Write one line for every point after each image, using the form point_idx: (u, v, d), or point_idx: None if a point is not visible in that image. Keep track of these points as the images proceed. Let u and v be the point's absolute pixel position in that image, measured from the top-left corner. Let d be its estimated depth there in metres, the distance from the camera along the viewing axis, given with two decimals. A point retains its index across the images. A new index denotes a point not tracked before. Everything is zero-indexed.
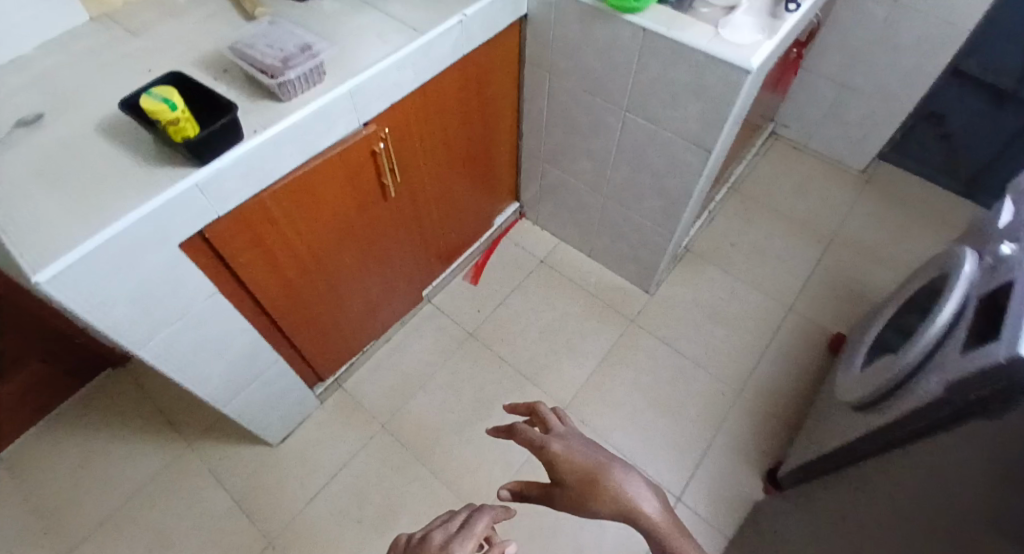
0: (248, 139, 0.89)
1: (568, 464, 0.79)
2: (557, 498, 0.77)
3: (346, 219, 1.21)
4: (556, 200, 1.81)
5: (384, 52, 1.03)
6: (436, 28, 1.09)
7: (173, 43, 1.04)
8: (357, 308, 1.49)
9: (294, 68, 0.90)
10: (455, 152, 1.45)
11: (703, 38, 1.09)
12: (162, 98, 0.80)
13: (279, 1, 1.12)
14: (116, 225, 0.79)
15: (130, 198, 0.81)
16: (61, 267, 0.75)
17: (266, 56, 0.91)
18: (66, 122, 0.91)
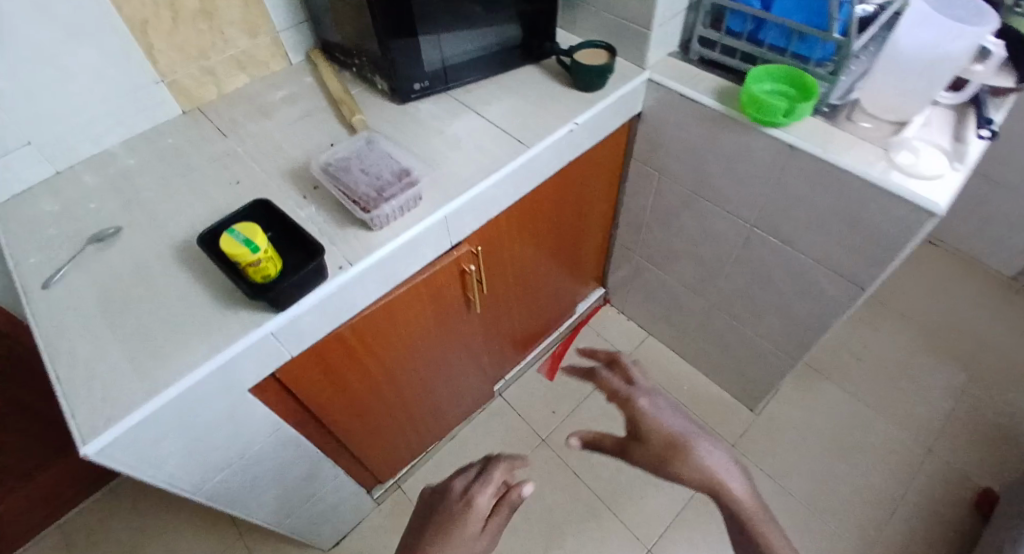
0: (333, 277, 0.78)
1: (650, 417, 0.67)
2: (632, 453, 0.65)
3: (426, 335, 1.08)
4: (648, 297, 1.63)
5: (486, 169, 0.93)
6: (542, 141, 0.98)
7: (261, 147, 0.96)
8: (426, 414, 1.35)
9: (390, 200, 0.81)
10: (544, 252, 1.31)
11: (870, 164, 0.91)
12: (241, 238, 0.70)
13: (377, 104, 1.03)
14: (180, 382, 0.68)
15: (195, 345, 0.71)
16: (113, 437, 0.65)
17: (359, 183, 0.83)
18: (140, 239, 0.82)
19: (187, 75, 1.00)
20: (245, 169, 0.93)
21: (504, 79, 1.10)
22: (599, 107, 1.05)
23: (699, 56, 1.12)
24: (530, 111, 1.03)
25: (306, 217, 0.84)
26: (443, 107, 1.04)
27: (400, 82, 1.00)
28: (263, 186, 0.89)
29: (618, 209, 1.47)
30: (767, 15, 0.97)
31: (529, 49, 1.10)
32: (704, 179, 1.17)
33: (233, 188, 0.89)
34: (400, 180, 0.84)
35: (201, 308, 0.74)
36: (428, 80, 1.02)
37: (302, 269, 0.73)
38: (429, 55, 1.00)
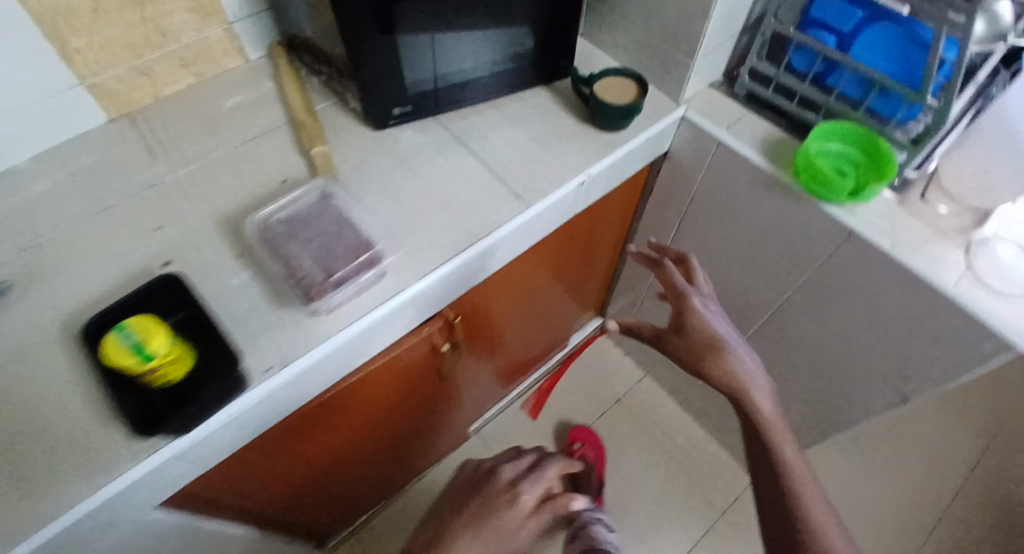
0: (257, 383, 0.62)
1: (700, 324, 0.78)
2: (670, 346, 0.80)
3: (387, 409, 0.92)
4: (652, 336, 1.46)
5: (472, 235, 0.75)
6: (541, 202, 0.80)
7: (199, 180, 0.78)
8: (390, 470, 1.19)
9: (340, 286, 0.65)
10: (532, 298, 1.14)
11: (947, 272, 0.75)
12: (132, 341, 0.56)
13: (349, 130, 0.85)
14: (53, 526, 0.53)
15: (82, 473, 0.56)
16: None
17: (304, 256, 0.65)
18: (32, 307, 0.66)
19: (116, 75, 0.80)
20: (174, 213, 0.75)
21: (508, 105, 0.91)
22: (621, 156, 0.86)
23: (747, 91, 0.92)
24: (534, 154, 0.85)
25: (237, 289, 0.67)
26: (428, 139, 0.85)
27: (374, 105, 0.81)
28: (193, 240, 0.72)
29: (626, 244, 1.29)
30: (844, 59, 0.77)
31: (540, 69, 0.90)
32: (735, 237, 0.99)
33: (157, 239, 0.73)
34: (357, 258, 0.67)
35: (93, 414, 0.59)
36: (410, 102, 0.83)
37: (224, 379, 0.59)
38: (412, 70, 0.80)
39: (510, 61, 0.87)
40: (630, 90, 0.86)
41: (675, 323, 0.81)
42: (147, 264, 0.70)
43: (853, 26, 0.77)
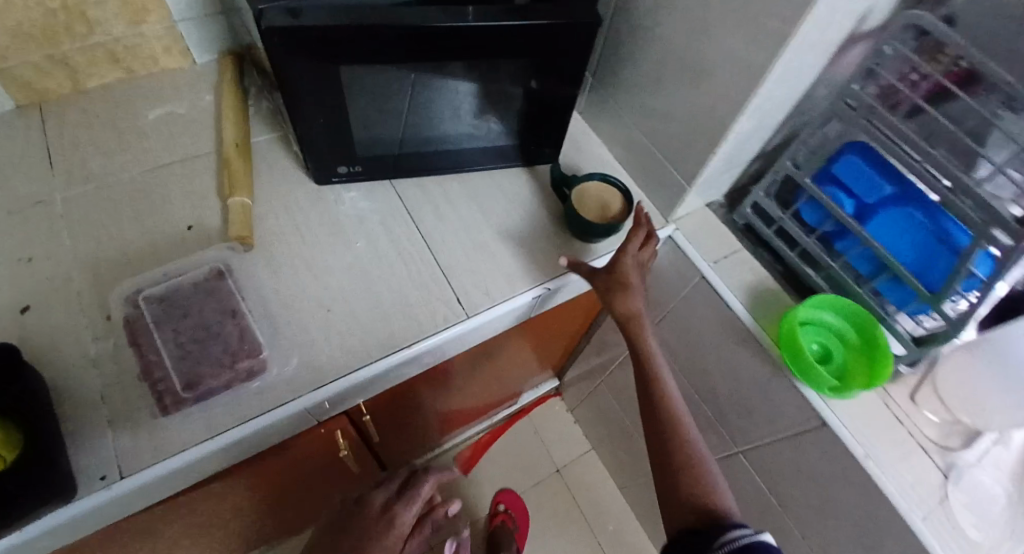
0: (91, 493, 0.53)
1: (632, 266, 0.69)
2: (594, 278, 0.69)
3: (271, 492, 0.81)
4: (600, 417, 1.36)
5: (383, 344, 0.64)
6: (486, 312, 0.70)
7: (91, 207, 0.67)
8: (283, 529, 1.07)
9: (202, 394, 0.55)
10: (471, 377, 1.03)
11: (918, 500, 0.64)
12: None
13: (285, 177, 0.73)
14: None
15: None
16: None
17: (167, 347, 0.55)
18: None
19: (24, 62, 0.67)
20: (50, 245, 0.64)
21: (477, 181, 0.80)
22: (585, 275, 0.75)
23: (745, 221, 0.80)
24: (489, 250, 0.74)
25: (101, 370, 0.58)
26: (373, 206, 0.74)
27: (314, 159, 0.69)
28: (63, 288, 0.62)
29: (590, 327, 1.20)
30: (857, 232, 0.66)
31: (521, 150, 0.78)
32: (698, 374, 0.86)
33: (22, 277, 0.62)
34: (231, 366, 0.56)
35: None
36: (361, 164, 0.72)
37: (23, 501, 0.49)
38: (365, 131, 0.68)
39: (486, 137, 0.76)
40: (612, 208, 0.75)
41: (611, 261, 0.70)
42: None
43: (878, 200, 0.66)
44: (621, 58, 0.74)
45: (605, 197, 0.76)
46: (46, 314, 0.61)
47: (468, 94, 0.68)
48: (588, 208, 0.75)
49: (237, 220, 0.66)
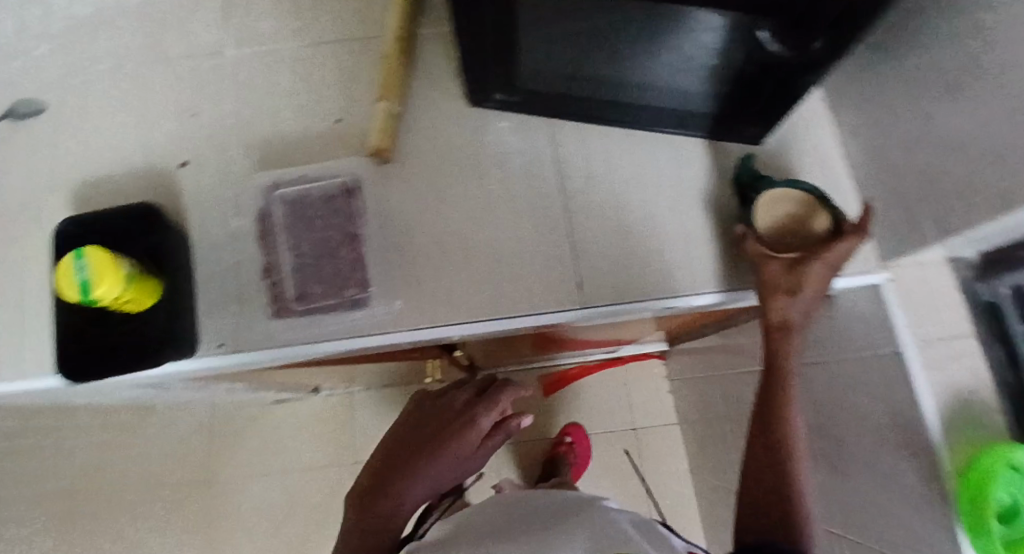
0: (205, 357, 0.56)
1: (819, 273, 0.54)
2: (766, 269, 0.56)
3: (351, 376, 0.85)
4: (695, 400, 1.26)
5: (477, 309, 0.58)
6: (612, 307, 0.60)
7: (255, 71, 0.65)
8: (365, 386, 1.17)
9: (309, 307, 0.54)
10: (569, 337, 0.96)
11: None
12: (83, 277, 0.48)
13: (441, 88, 0.65)
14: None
15: (25, 362, 0.57)
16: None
17: (287, 251, 0.54)
18: (47, 156, 0.62)
19: None
20: (215, 101, 0.63)
21: (650, 145, 0.65)
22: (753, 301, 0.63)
23: (990, 297, 0.55)
24: (637, 236, 0.62)
25: (234, 244, 0.58)
26: (524, 146, 0.64)
27: (470, 77, 0.60)
28: (218, 151, 0.61)
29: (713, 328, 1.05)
30: None
31: (713, 120, 0.62)
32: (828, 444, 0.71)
33: (184, 130, 0.62)
34: (338, 293, 0.54)
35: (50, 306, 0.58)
36: (519, 94, 0.62)
37: (140, 364, 0.52)
38: (533, 60, 0.56)
39: (678, 97, 0.60)
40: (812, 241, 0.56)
41: (796, 256, 0.55)
42: (161, 161, 0.61)
43: None
44: (906, 33, 0.51)
45: (809, 223, 0.57)
46: (201, 171, 0.61)
47: (694, 29, 0.48)
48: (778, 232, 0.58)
49: (379, 127, 0.61)
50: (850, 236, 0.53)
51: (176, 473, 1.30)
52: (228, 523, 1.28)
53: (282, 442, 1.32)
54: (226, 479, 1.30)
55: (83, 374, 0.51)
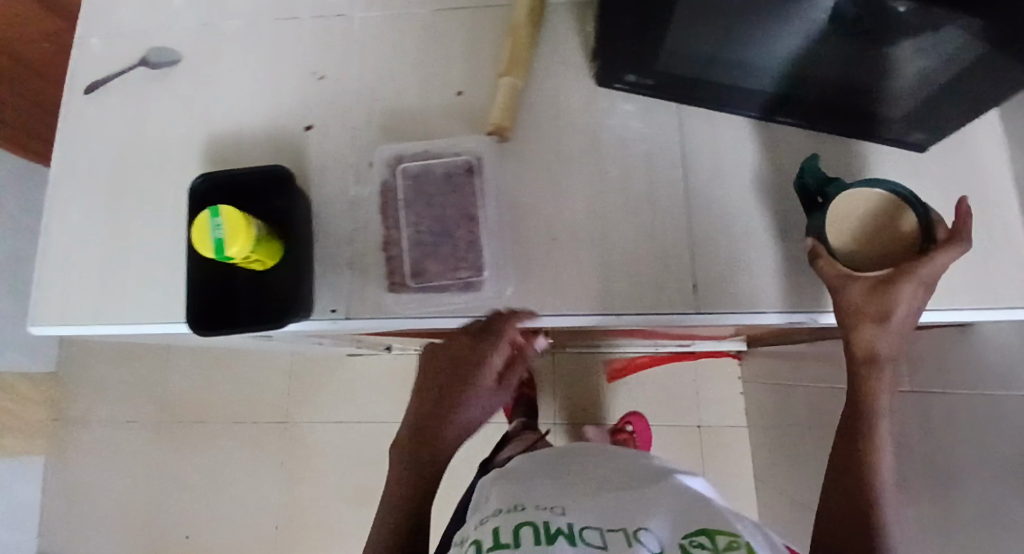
0: (318, 320, 0.57)
1: (910, 294, 0.46)
2: (844, 295, 0.47)
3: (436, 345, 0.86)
4: (767, 406, 1.21)
5: (582, 300, 0.55)
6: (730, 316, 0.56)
7: (381, 36, 0.64)
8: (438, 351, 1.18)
9: (422, 284, 0.54)
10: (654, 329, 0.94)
11: None
12: (217, 235, 0.50)
13: (566, 64, 0.61)
14: (132, 329, 0.61)
15: (156, 307, 0.60)
16: (60, 335, 0.62)
17: (405, 226, 0.54)
18: (181, 109, 0.64)
19: None
20: (342, 66, 0.63)
21: (787, 143, 0.60)
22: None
23: None
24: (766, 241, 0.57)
25: (354, 213, 0.59)
26: (649, 132, 0.60)
27: (602, 56, 0.56)
28: (342, 118, 0.62)
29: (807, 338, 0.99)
30: None
31: (866, 117, 0.56)
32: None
33: (309, 92, 0.63)
34: (453, 273, 0.53)
35: (179, 257, 0.61)
36: (653, 78, 0.57)
37: (266, 325, 0.53)
38: (678, 44, 0.50)
39: (835, 91, 0.53)
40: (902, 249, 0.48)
41: (877, 277, 0.46)
42: (287, 123, 0.62)
43: None
44: None
45: (898, 228, 0.49)
46: (326, 137, 0.62)
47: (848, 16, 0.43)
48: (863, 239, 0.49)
49: (501, 105, 0.58)
50: (943, 247, 0.45)
51: (258, 409, 1.39)
52: (300, 462, 1.36)
53: (352, 395, 1.38)
54: (301, 421, 1.38)
55: (210, 328, 0.53)
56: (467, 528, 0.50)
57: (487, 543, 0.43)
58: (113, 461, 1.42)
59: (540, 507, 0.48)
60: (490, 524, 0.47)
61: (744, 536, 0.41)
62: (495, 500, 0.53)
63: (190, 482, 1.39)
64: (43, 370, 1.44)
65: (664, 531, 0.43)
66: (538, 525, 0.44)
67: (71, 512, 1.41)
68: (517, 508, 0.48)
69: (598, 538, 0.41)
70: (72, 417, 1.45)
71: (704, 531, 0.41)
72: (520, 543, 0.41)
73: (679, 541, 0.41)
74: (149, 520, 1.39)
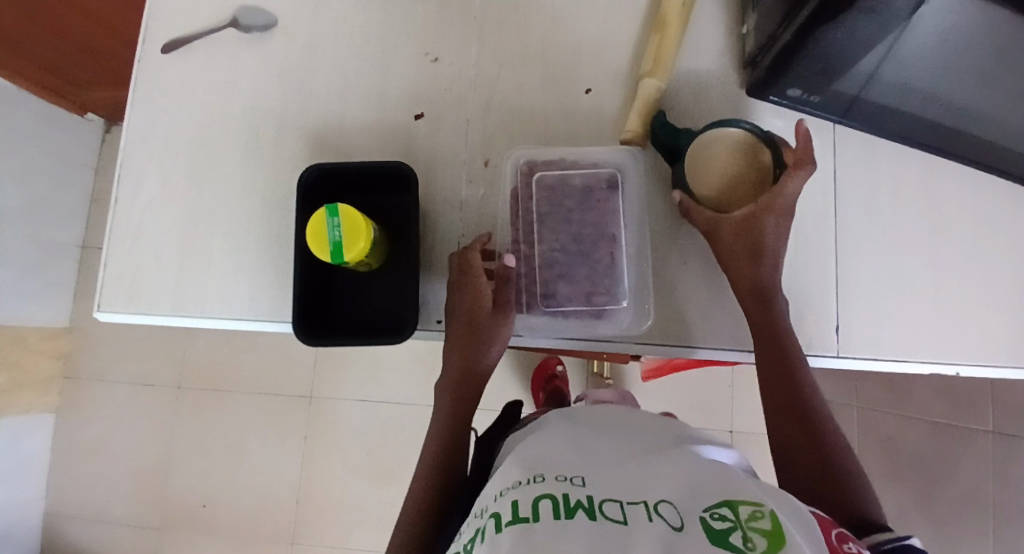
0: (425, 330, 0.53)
1: (774, 229, 0.48)
2: (720, 242, 0.48)
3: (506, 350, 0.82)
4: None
5: (725, 334, 0.51)
6: (865, 360, 0.53)
7: (504, 17, 0.57)
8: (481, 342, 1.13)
9: (555, 306, 0.51)
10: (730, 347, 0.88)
11: None
12: (335, 238, 0.45)
13: (709, 70, 0.55)
14: (210, 325, 0.54)
15: (238, 302, 0.54)
16: (128, 324, 0.55)
17: (547, 239, 0.51)
18: (274, 80, 0.57)
19: None
20: (458, 48, 0.56)
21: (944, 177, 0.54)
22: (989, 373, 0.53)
23: None
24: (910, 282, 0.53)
25: (464, 218, 0.54)
26: None
27: (765, 66, 0.51)
28: (457, 106, 0.55)
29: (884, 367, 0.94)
30: None
31: None
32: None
33: (419, 75, 0.56)
34: (589, 300, 0.50)
35: (270, 250, 0.54)
36: (822, 95, 0.51)
37: (386, 339, 0.48)
38: (872, 67, 0.45)
39: None
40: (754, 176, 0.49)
41: (741, 216, 0.48)
42: (394, 106, 0.56)
43: None
44: None
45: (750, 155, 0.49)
46: (438, 129, 0.55)
47: None
48: (720, 178, 0.49)
49: (644, 110, 0.52)
50: (793, 174, 0.47)
51: (279, 380, 1.21)
52: (322, 439, 1.18)
53: (383, 370, 1.20)
54: (326, 397, 1.20)
55: (321, 338, 0.48)
56: (480, 499, 0.39)
57: (503, 517, 0.34)
58: (122, 423, 1.22)
59: (558, 477, 0.38)
60: (504, 496, 0.37)
61: (772, 506, 0.33)
62: (508, 467, 0.43)
63: (200, 447, 1.20)
64: (55, 324, 1.20)
65: (685, 501, 0.34)
66: (557, 498, 0.34)
67: (68, 478, 1.21)
68: (535, 479, 0.38)
69: (620, 513, 0.33)
70: (82, 373, 1.23)
71: (727, 502, 0.33)
72: (540, 517, 0.32)
73: (700, 513, 0.33)
74: (154, 487, 1.20)
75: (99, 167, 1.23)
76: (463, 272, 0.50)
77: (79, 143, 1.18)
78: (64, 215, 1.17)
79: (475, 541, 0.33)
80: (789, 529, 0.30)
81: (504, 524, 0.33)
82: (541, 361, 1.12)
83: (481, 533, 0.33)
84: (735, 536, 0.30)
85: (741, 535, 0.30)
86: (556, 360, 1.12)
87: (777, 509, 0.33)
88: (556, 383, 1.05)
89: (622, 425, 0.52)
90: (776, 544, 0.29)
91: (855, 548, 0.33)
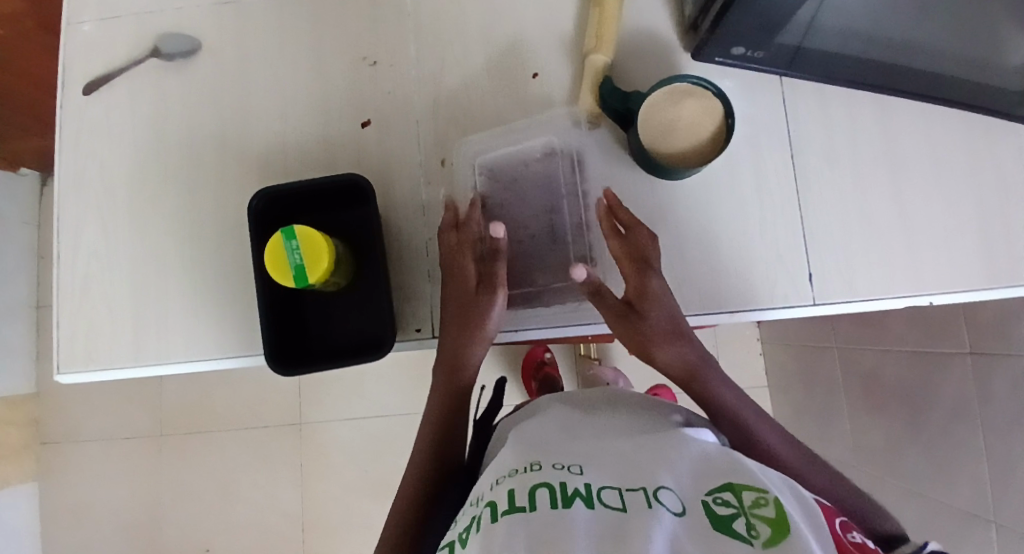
0: (407, 342, 0.52)
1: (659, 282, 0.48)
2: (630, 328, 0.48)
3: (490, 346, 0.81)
4: (776, 371, 1.18)
5: (704, 301, 0.52)
6: (841, 303, 0.53)
7: (438, 10, 0.55)
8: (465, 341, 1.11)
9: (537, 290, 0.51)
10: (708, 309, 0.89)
11: None
12: (297, 261, 0.43)
13: (653, 39, 0.55)
14: (174, 367, 0.51)
15: (202, 340, 0.51)
16: (92, 381, 0.53)
17: (521, 227, 0.52)
18: (209, 105, 0.54)
19: None
20: (395, 47, 0.55)
21: (894, 112, 0.55)
22: (963, 296, 0.53)
23: None
24: (874, 222, 0.54)
25: (428, 221, 0.53)
26: (746, 109, 0.55)
27: (707, 27, 0.50)
28: (405, 109, 0.54)
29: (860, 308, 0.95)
30: None
31: (986, 90, 0.51)
32: (1008, 444, 0.66)
33: (360, 79, 0.54)
34: (565, 282, 0.51)
35: (231, 282, 0.52)
36: (766, 50, 0.51)
37: (363, 359, 0.46)
38: (809, 16, 0.45)
39: (970, 64, 0.48)
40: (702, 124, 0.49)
41: (631, 296, 0.48)
42: (338, 116, 0.54)
43: None
44: None
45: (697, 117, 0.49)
46: (387, 134, 0.54)
47: None
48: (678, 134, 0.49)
49: (593, 88, 0.52)
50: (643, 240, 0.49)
51: (265, 410, 1.18)
52: (318, 460, 1.16)
53: (368, 384, 1.18)
54: (316, 420, 1.17)
55: (296, 367, 0.46)
56: (475, 489, 0.38)
57: (499, 506, 0.33)
58: (110, 479, 1.17)
59: (555, 465, 0.37)
60: (501, 484, 0.36)
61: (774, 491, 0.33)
62: (501, 456, 0.42)
63: (192, 490, 1.16)
64: (20, 391, 1.14)
65: (685, 489, 0.34)
66: (554, 486, 0.33)
67: (59, 545, 1.16)
68: (530, 467, 0.37)
69: (619, 501, 0.32)
70: (58, 435, 1.18)
71: (729, 487, 0.33)
72: (536, 506, 0.31)
73: (703, 498, 0.33)
74: (153, 538, 1.15)
75: (41, 223, 1.18)
76: (450, 249, 0.49)
77: (14, 199, 1.12)
78: (11, 276, 1.12)
79: (471, 530, 0.33)
80: (792, 515, 0.31)
81: (500, 514, 0.32)
82: (528, 351, 1.12)
83: (476, 523, 0.33)
84: (738, 522, 0.30)
85: (744, 521, 0.30)
86: (543, 348, 1.12)
87: (780, 495, 0.33)
88: (545, 370, 1.05)
89: (611, 403, 0.52)
90: (780, 532, 0.29)
91: (858, 535, 0.33)
